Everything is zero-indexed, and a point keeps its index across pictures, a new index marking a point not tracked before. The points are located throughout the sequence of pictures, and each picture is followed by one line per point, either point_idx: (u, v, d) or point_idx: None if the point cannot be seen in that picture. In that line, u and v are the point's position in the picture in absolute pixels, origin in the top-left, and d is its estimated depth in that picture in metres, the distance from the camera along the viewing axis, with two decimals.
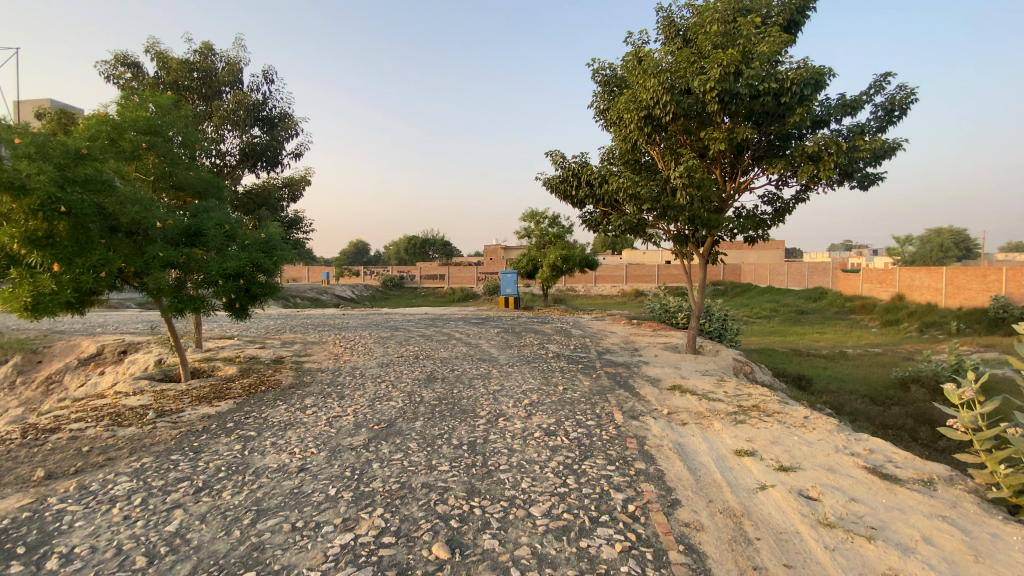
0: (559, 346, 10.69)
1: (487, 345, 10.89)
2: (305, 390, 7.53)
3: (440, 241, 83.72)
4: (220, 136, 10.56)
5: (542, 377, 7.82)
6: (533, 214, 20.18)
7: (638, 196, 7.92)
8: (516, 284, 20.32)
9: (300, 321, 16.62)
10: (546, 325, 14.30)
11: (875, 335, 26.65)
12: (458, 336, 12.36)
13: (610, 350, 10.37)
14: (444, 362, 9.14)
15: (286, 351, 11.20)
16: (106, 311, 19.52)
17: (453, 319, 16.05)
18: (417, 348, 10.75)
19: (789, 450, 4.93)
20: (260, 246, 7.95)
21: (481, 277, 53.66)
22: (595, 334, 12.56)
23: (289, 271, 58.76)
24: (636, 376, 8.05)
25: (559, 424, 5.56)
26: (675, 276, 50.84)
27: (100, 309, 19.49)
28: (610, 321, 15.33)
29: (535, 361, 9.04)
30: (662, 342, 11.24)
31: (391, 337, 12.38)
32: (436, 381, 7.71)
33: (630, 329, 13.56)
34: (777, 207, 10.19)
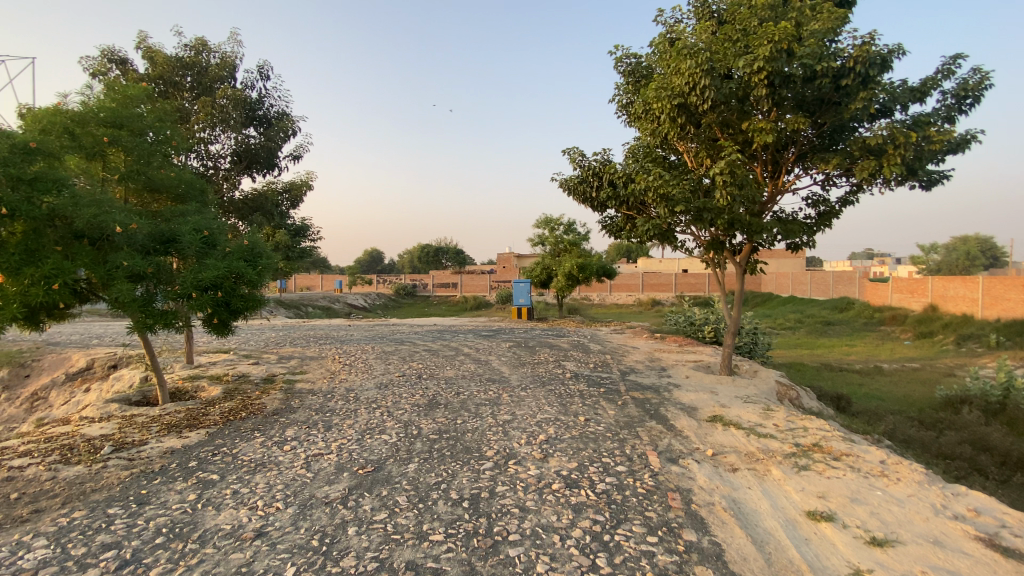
0: (578, 365, 9.67)
1: (498, 362, 9.92)
2: (290, 417, 6.62)
3: (453, 250, 83.12)
4: (212, 137, 9.77)
5: (560, 404, 6.81)
6: (547, 220, 19.21)
7: (671, 197, 6.94)
8: (529, 294, 19.32)
9: (303, 333, 15.85)
10: (562, 339, 13.30)
11: (909, 349, 25.08)
12: (468, 351, 11.40)
13: (634, 369, 9.31)
14: (449, 383, 8.18)
15: (282, 367, 10.34)
16: (105, 322, 18.92)
17: (463, 331, 15.10)
18: (422, 365, 9.82)
19: (875, 512, 3.85)
20: (243, 253, 7.10)
21: (494, 286, 52.69)
22: (616, 350, 11.51)
23: (302, 280, 58.49)
24: (668, 404, 7.00)
25: (583, 472, 4.57)
26: (693, 286, 49.45)
27: (99, 320, 18.91)
28: (631, 335, 14.25)
29: (551, 384, 8.05)
30: (692, 360, 10.17)
31: (395, 352, 11.46)
32: (438, 408, 6.75)
33: (654, 344, 12.49)
34: (821, 210, 9.07)
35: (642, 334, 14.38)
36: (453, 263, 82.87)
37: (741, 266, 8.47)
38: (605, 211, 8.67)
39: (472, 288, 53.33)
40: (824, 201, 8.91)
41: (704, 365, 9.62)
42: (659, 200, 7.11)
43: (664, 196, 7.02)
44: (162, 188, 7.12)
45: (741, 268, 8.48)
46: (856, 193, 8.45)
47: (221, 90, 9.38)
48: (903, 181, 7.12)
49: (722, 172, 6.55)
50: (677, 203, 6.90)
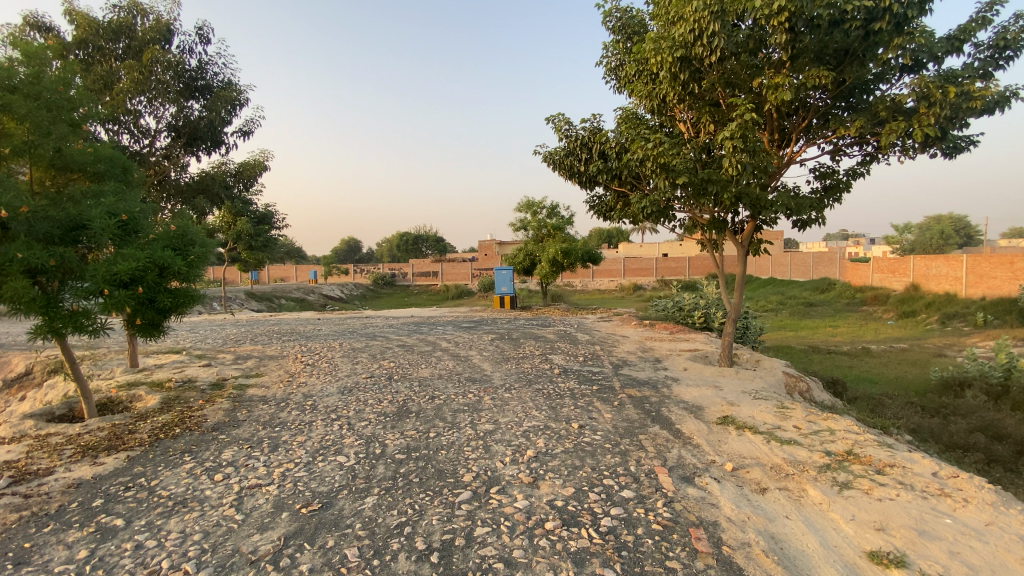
0: (566, 359, 8.78)
1: (478, 358, 8.98)
2: (231, 434, 5.60)
3: (433, 238, 81.56)
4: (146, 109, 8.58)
5: (549, 408, 5.92)
6: (529, 204, 18.19)
7: (672, 167, 6.06)
8: (510, 282, 18.39)
9: (267, 330, 14.66)
10: (547, 328, 12.41)
11: (893, 329, 24.92)
12: (445, 346, 10.43)
13: (628, 363, 8.46)
14: (423, 386, 7.22)
15: (235, 370, 9.24)
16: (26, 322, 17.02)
17: (441, 323, 14.11)
18: (393, 364, 8.83)
19: (953, 550, 3.10)
20: (172, 239, 5.98)
21: (475, 274, 51.53)
22: (605, 340, 10.65)
23: (277, 271, 56.56)
24: (670, 403, 6.16)
25: (582, 502, 3.69)
26: (676, 270, 49.12)
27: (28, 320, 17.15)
28: (619, 323, 13.44)
29: (537, 382, 7.16)
30: (688, 350, 9.38)
31: (365, 349, 10.44)
32: (408, 417, 5.79)
33: (644, 332, 11.68)
34: (826, 184, 8.24)
35: (630, 322, 13.59)
36: (433, 252, 81.31)
37: (743, 247, 7.63)
38: (593, 188, 7.77)
39: (453, 276, 52.11)
40: (829, 174, 8.09)
41: (701, 355, 8.83)
42: (657, 172, 6.21)
43: (664, 167, 6.10)
44: (73, 165, 5.91)
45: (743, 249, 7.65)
46: (868, 164, 7.68)
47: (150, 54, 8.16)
48: (926, 148, 6.52)
49: (731, 137, 5.67)
50: (678, 175, 6.02)
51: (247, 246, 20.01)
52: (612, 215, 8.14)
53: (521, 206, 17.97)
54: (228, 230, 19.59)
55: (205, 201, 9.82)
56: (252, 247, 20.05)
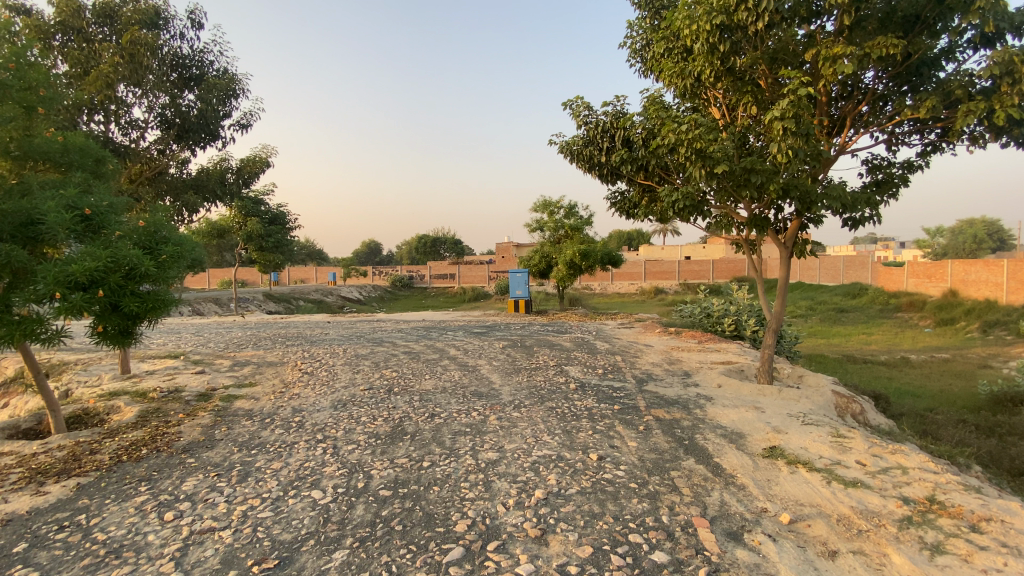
0: (584, 371, 7.97)
1: (487, 368, 8.24)
2: (201, 458, 4.95)
3: (451, 240, 81.25)
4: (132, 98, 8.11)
5: (564, 432, 5.13)
6: (546, 203, 17.41)
7: (708, 154, 5.23)
8: (525, 284, 17.61)
9: (273, 333, 14.16)
10: (563, 335, 11.61)
11: (931, 337, 23.45)
12: (454, 353, 9.71)
13: (653, 377, 7.62)
14: (423, 400, 6.48)
15: (228, 378, 8.67)
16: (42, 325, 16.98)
17: (452, 328, 13.41)
18: (396, 374, 8.11)
19: None
20: (141, 235, 5.35)
21: (492, 276, 50.84)
22: (627, 350, 9.81)
23: (296, 272, 56.81)
24: (705, 428, 5.32)
25: (601, 569, 2.90)
26: (698, 273, 47.77)
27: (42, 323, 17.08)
28: (642, 330, 12.55)
29: (550, 399, 6.38)
30: (720, 363, 8.48)
31: (368, 357, 9.76)
32: (401, 441, 5.06)
33: (670, 341, 10.77)
34: (876, 178, 7.22)
35: (654, 329, 12.69)
36: (451, 255, 81.02)
37: (787, 248, 6.73)
38: (616, 182, 6.98)
39: (470, 279, 51.54)
40: (881, 168, 7.08)
41: (736, 369, 7.93)
42: (691, 160, 5.39)
43: (700, 155, 5.27)
44: (35, 155, 5.39)
45: (786, 250, 6.77)
46: (928, 155, 6.69)
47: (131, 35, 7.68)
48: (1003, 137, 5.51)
49: (782, 117, 4.85)
50: (715, 163, 5.19)
51: (258, 248, 19.63)
52: (636, 213, 7.33)
53: (538, 205, 17.22)
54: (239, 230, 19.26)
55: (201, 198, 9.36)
56: (263, 249, 19.70)
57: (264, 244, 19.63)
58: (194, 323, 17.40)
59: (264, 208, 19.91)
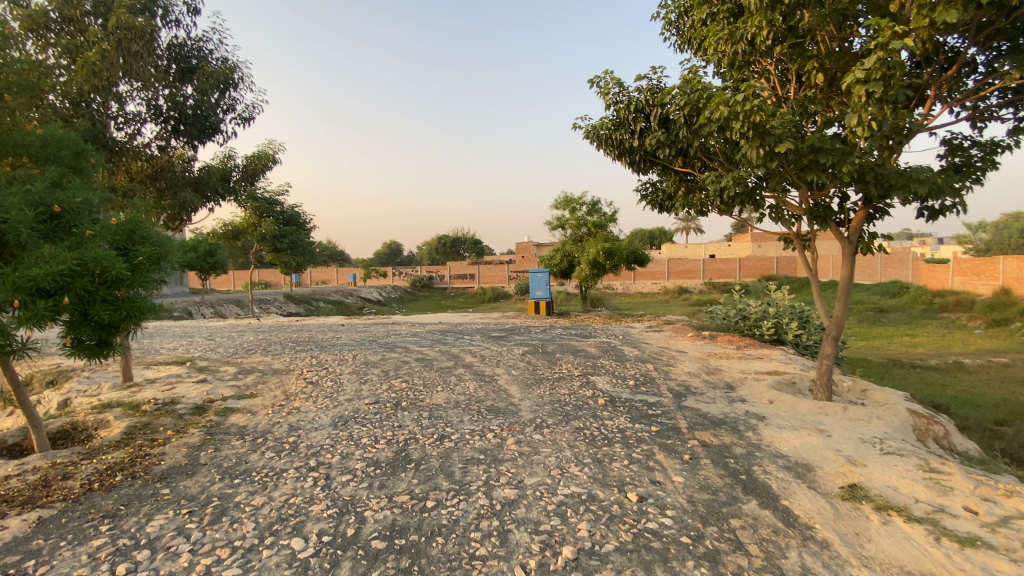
0: (613, 382, 7.16)
1: (505, 378, 7.50)
2: (177, 488, 4.31)
3: (471, 240, 80.80)
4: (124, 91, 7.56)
5: (595, 463, 4.35)
6: (567, 200, 16.57)
7: (768, 130, 4.38)
8: (546, 285, 16.79)
9: (284, 336, 13.65)
10: (588, 340, 10.77)
11: (982, 339, 21.85)
12: (470, 361, 8.99)
13: (692, 391, 6.77)
14: (433, 418, 5.76)
15: (230, 387, 8.11)
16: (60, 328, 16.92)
17: (469, 332, 12.71)
18: (406, 385, 7.42)
19: None
20: (116, 235, 4.71)
21: (512, 276, 50.12)
22: (659, 357, 8.94)
23: (317, 273, 57.01)
24: (763, 458, 4.48)
25: None
26: (724, 272, 46.23)
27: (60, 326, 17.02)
28: (673, 334, 11.65)
29: (576, 418, 5.59)
30: (765, 373, 7.58)
31: (379, 364, 9.10)
32: (404, 471, 4.35)
33: (705, 347, 9.87)
34: (953, 162, 6.21)
35: (685, 333, 11.77)
36: (471, 255, 80.62)
37: (851, 243, 5.85)
38: (651, 169, 6.16)
39: (489, 279, 50.90)
40: (960, 148, 6.09)
41: (785, 381, 7.02)
42: (748, 139, 4.54)
43: (758, 131, 4.42)
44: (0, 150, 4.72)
45: (849, 245, 5.88)
46: (1021, 132, 5.70)
47: (118, 21, 7.13)
48: None
49: (866, 80, 4.32)
50: (777, 140, 4.34)
51: (273, 248, 19.27)
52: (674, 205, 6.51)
53: (558, 201, 16.39)
54: (254, 231, 18.90)
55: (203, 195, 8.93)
56: (278, 250, 19.33)
57: (279, 245, 19.25)
58: (208, 326, 17.09)
59: (279, 208, 19.54)
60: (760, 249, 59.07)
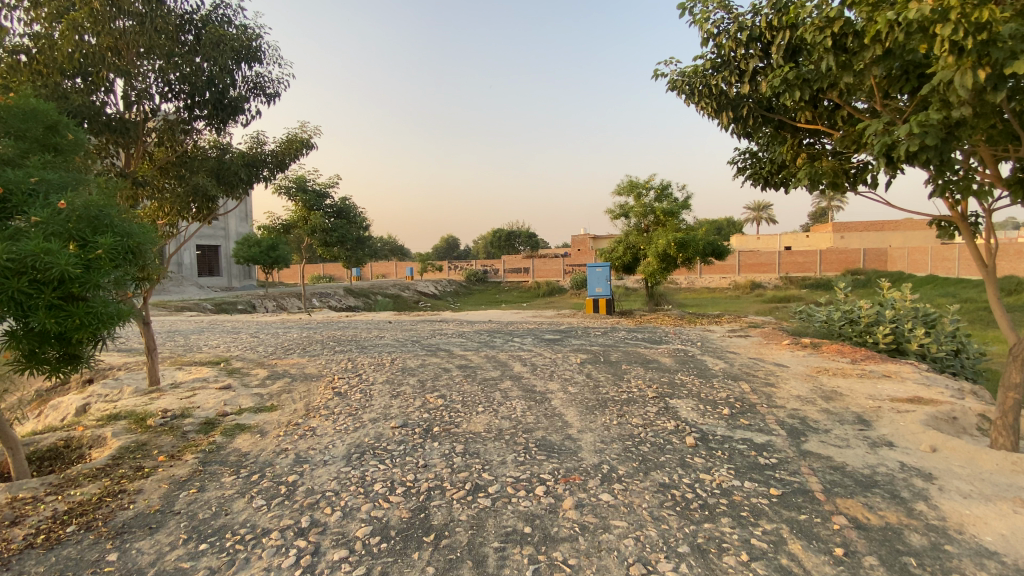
0: (701, 409, 5.62)
1: (562, 398, 6.09)
2: (128, 554, 3.28)
3: (527, 234, 79.41)
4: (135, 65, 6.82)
5: (695, 557, 2.93)
6: (631, 185, 14.83)
7: (991, 42, 3.02)
8: (607, 281, 15.17)
9: (327, 334, 12.91)
10: (660, 347, 9.15)
11: None
12: (520, 371, 7.64)
13: (812, 428, 5.12)
14: (468, 455, 4.48)
15: (252, 395, 7.23)
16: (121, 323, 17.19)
17: (522, 334, 11.35)
18: (442, 403, 6.19)
19: None
20: (69, 222, 3.68)
21: (568, 270, 48.32)
22: (753, 374, 7.25)
23: (377, 267, 57.83)
24: (965, 563, 2.88)
25: None
26: (802, 265, 42.34)
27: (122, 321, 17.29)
28: (763, 341, 9.79)
29: (658, 468, 4.14)
30: (907, 402, 5.78)
31: (417, 372, 7.94)
32: (419, 549, 3.10)
33: (810, 360, 8.02)
34: None
35: (778, 340, 9.87)
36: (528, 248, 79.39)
37: None
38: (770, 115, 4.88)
39: (545, 272, 49.30)
40: None
41: (943, 418, 5.22)
42: (954, 59, 3.18)
43: (978, 44, 3.04)
44: None
45: None
46: None
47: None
48: None
49: None
50: (1010, 57, 2.97)
51: (323, 242, 18.77)
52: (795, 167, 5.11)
53: (621, 187, 14.68)
54: (302, 225, 18.48)
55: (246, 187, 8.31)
56: (327, 243, 18.84)
57: (328, 238, 18.72)
58: (258, 321, 16.79)
59: (328, 200, 19.01)
60: (841, 241, 53.88)
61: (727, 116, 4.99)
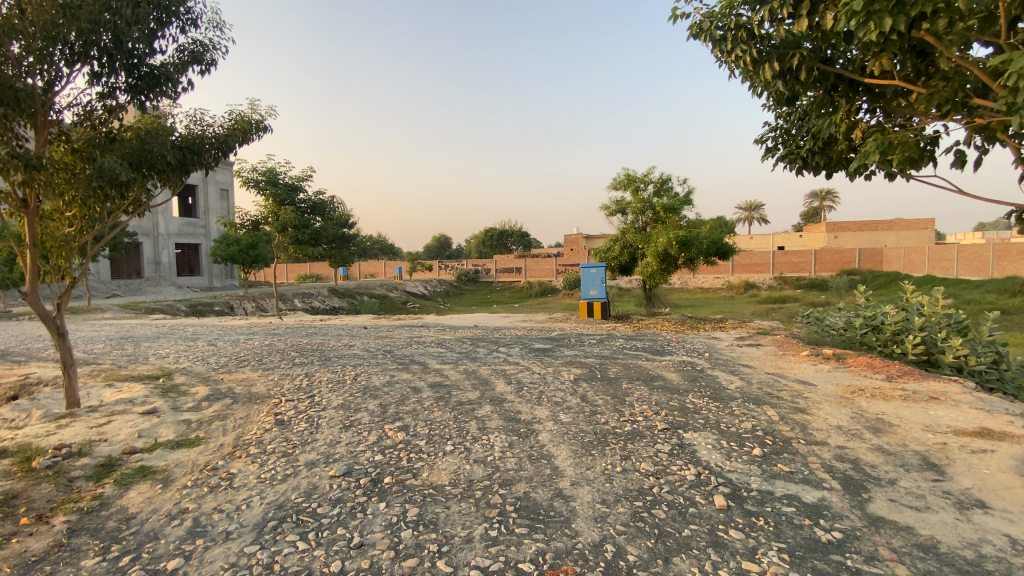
0: (725, 449, 4.45)
1: (551, 432, 4.88)
2: None
3: (518, 233, 78.29)
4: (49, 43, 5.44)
5: None
6: (629, 178, 13.70)
7: None
8: (602, 283, 14.00)
9: (293, 341, 11.62)
10: (664, 360, 8.00)
11: None
12: (503, 391, 6.42)
13: (872, 478, 3.96)
14: (421, 530, 3.26)
15: (177, 423, 5.97)
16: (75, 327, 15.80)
17: (508, 342, 10.12)
18: (403, 438, 4.96)
19: None
20: None
21: (560, 270, 47.22)
22: (777, 395, 6.11)
23: (366, 266, 56.50)
24: None
25: None
26: (798, 265, 41.60)
27: (75, 325, 15.89)
28: (779, 352, 8.66)
29: (684, 552, 2.96)
30: (979, 439, 4.65)
31: (380, 392, 6.68)
32: None
33: (838, 377, 6.91)
34: None
35: (796, 350, 8.74)
36: (519, 248, 78.27)
37: None
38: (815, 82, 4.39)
39: (536, 272, 48.04)
40: None
41: None
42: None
43: None
44: None
45: None
46: None
47: None
48: None
49: None
50: None
51: (295, 240, 17.42)
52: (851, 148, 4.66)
53: (617, 181, 13.56)
54: (273, 221, 17.15)
55: (182, 177, 7.16)
56: (301, 242, 17.54)
57: (301, 235, 17.40)
58: (222, 326, 15.42)
59: (303, 195, 17.71)
60: (835, 240, 53.24)
61: (772, 67, 4.13)
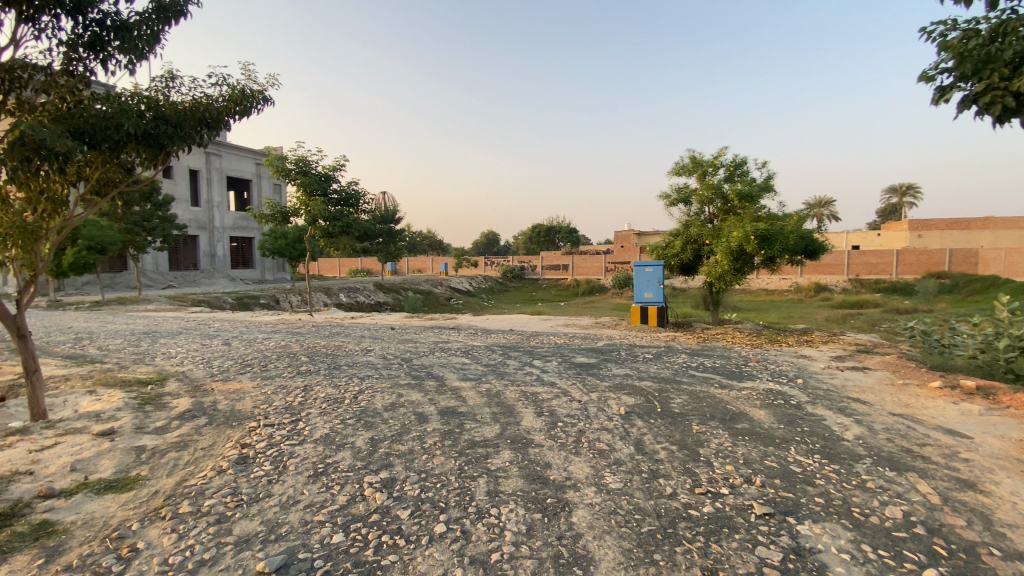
0: (873, 567, 2.72)
1: (592, 511, 3.29)
2: None
3: (567, 229, 76.19)
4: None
5: None
6: (695, 162, 11.82)
7: None
8: (659, 284, 12.20)
9: (309, 343, 10.53)
10: (745, 388, 6.19)
11: None
12: (530, 429, 4.87)
13: None
14: None
15: (127, 450, 4.82)
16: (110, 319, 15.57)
17: (546, 354, 8.56)
18: (381, 502, 3.53)
19: None
20: None
21: (610, 268, 44.99)
22: (924, 454, 4.24)
23: (414, 262, 56.28)
24: None
25: None
26: (876, 266, 37.58)
27: (110, 318, 15.67)
28: (896, 381, 6.64)
29: None
30: None
31: (377, 421, 5.30)
32: None
33: (1002, 425, 4.90)
34: None
35: (920, 379, 6.67)
36: (568, 244, 76.20)
37: None
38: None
39: (584, 270, 46.15)
40: None
41: None
42: None
43: None
44: None
45: None
46: None
47: None
48: None
49: None
50: None
51: (328, 232, 16.54)
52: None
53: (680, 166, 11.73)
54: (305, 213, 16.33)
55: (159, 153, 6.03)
56: (334, 234, 16.64)
57: (334, 227, 16.47)
58: (250, 322, 14.68)
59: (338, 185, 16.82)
60: (919, 240, 48.11)
61: None
